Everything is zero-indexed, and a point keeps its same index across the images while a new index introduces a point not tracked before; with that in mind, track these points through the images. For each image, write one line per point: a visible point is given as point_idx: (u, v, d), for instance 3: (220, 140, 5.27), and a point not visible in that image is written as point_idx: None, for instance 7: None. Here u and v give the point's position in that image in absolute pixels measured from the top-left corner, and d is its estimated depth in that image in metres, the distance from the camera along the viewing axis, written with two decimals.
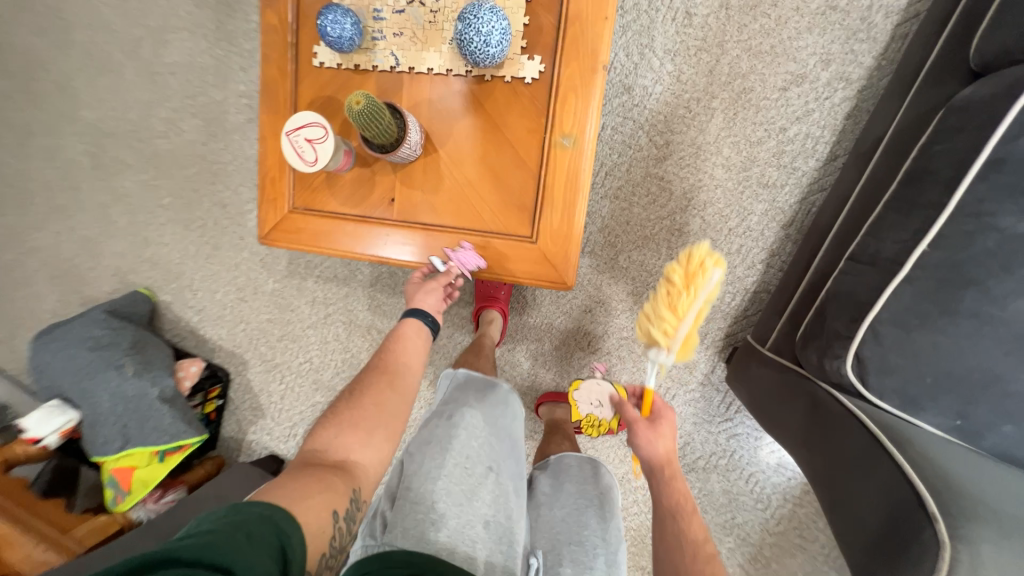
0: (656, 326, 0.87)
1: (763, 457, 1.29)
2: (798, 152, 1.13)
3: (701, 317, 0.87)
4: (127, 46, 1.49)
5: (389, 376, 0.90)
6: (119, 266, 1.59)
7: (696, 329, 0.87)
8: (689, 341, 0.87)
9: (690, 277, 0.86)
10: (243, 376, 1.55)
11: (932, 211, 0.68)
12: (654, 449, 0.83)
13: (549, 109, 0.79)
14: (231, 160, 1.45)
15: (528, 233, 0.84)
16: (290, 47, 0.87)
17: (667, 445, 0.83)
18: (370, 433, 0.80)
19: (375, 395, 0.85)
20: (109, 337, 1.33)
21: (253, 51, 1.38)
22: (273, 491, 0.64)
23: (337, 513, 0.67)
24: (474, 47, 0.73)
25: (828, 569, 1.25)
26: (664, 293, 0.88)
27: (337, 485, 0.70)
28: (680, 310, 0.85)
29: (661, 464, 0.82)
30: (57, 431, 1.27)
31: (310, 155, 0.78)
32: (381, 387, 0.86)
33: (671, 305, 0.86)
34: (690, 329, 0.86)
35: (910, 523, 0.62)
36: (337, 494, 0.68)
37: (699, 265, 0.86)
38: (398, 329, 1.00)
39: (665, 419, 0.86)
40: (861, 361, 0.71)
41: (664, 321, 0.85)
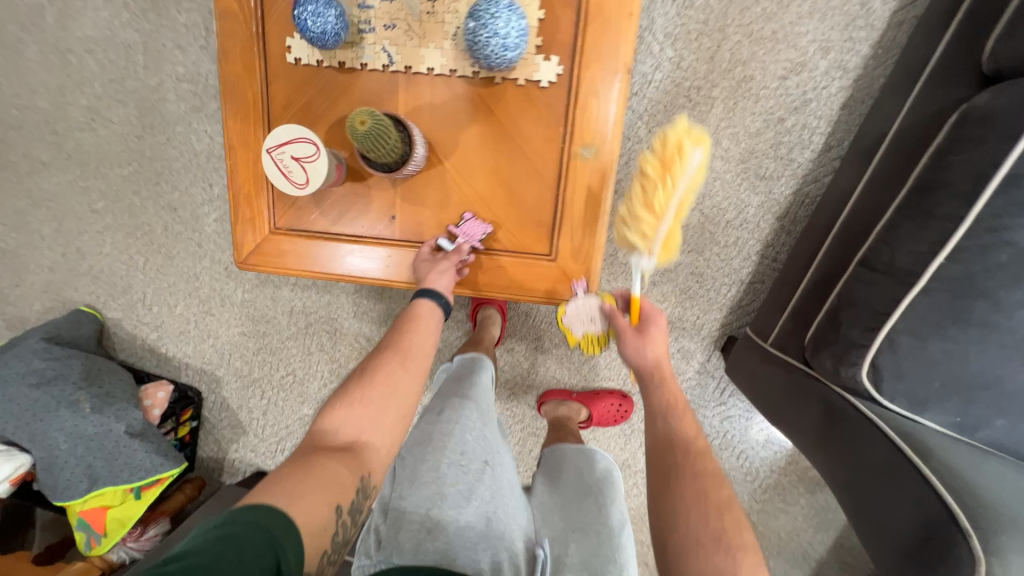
0: (631, 228, 0.77)
1: (753, 436, 1.35)
2: (795, 143, 1.12)
3: (683, 209, 0.75)
4: (24, 17, 1.22)
5: (403, 352, 0.73)
6: (51, 281, 1.38)
7: (678, 224, 0.76)
8: (670, 240, 0.77)
9: (666, 164, 0.72)
10: (218, 394, 1.42)
11: (950, 224, 0.69)
12: (641, 354, 0.77)
13: (568, 116, 0.73)
14: (176, 156, 1.25)
15: (545, 250, 0.79)
16: (256, 39, 0.73)
17: (656, 349, 0.77)
18: (381, 413, 0.67)
19: (381, 369, 0.70)
20: (54, 370, 1.17)
21: (190, 26, 1.16)
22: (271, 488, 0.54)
23: (340, 508, 0.56)
24: (489, 51, 0.63)
25: (807, 528, 1.37)
26: (637, 188, 0.75)
27: (343, 476, 0.59)
28: (660, 208, 0.73)
29: (650, 369, 0.76)
30: (6, 479, 1.12)
31: (299, 176, 0.68)
32: (389, 359, 0.72)
33: (645, 204, 0.74)
34: (670, 225, 0.75)
35: (944, 533, 0.60)
36: (341, 487, 0.58)
37: (677, 150, 0.72)
38: (408, 310, 0.78)
39: (655, 323, 0.79)
40: (876, 369, 0.73)
41: (640, 222, 0.75)
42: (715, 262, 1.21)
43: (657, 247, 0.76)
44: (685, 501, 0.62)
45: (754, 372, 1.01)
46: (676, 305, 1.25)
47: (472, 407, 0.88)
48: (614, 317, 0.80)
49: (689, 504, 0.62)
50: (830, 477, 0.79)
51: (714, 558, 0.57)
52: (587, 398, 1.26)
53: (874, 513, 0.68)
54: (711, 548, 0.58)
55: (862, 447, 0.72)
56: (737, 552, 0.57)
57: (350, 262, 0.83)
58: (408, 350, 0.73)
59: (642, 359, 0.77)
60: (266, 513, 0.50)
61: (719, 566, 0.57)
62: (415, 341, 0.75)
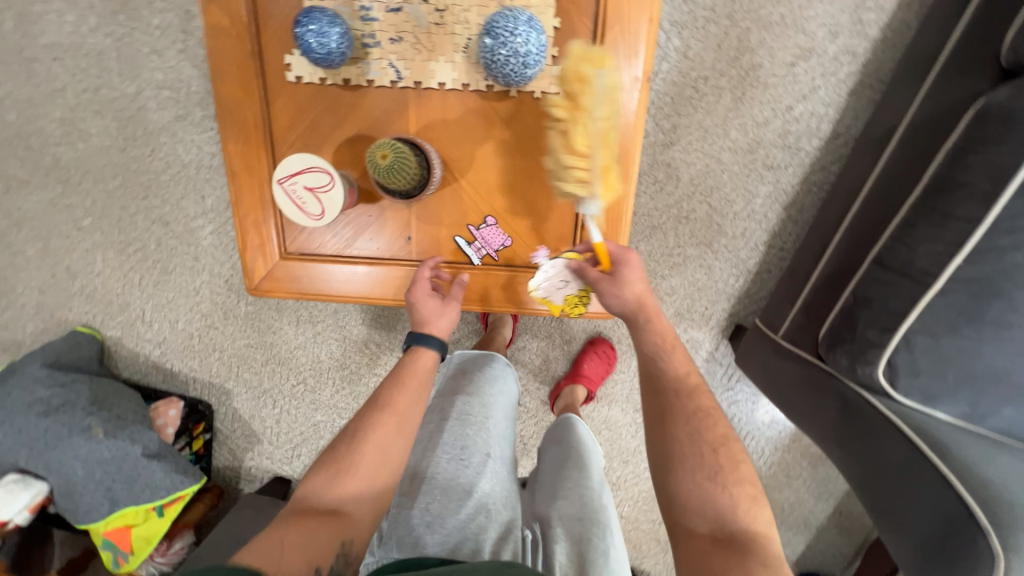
0: (565, 175, 0.69)
1: (758, 417, 1.28)
2: (804, 132, 1.11)
3: (610, 136, 0.68)
4: None
5: (400, 412, 0.70)
6: (43, 302, 1.33)
7: (609, 156, 0.69)
8: (608, 175, 0.70)
9: (574, 98, 0.66)
10: (228, 406, 1.38)
11: (968, 225, 0.70)
12: (622, 297, 0.73)
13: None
14: (163, 168, 1.22)
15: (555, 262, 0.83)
16: (254, 58, 0.76)
17: (637, 289, 0.74)
18: (368, 477, 0.65)
19: (375, 431, 0.68)
20: (60, 397, 1.15)
21: (166, 28, 1.13)
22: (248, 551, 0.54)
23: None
24: (509, 69, 0.69)
25: (821, 518, 1.32)
26: (557, 134, 0.69)
27: (322, 541, 0.58)
28: (584, 146, 0.67)
29: (634, 310, 0.74)
30: (25, 508, 1.10)
31: (314, 208, 0.73)
32: (382, 416, 0.69)
33: (569, 146, 0.67)
34: (601, 159, 0.68)
35: (965, 531, 0.64)
36: (318, 553, 0.57)
37: (577, 78, 0.65)
38: (405, 359, 0.77)
39: (627, 263, 0.75)
40: (892, 367, 0.75)
41: (572, 166, 0.68)
42: (723, 254, 1.19)
43: (598, 185, 0.68)
44: (681, 442, 0.65)
45: (768, 365, 1.01)
46: (685, 297, 1.22)
47: (473, 402, 0.81)
48: (585, 270, 0.76)
49: (685, 446, 0.65)
50: (845, 469, 0.83)
51: (711, 495, 0.61)
52: (570, 379, 1.21)
53: (893, 515, 0.73)
54: (706, 485, 0.62)
55: (883, 444, 0.76)
56: (733, 488, 0.62)
57: (369, 283, 0.86)
58: (404, 408, 0.70)
59: (624, 302, 0.74)
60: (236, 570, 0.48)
61: (718, 501, 0.61)
62: (404, 397, 0.71)
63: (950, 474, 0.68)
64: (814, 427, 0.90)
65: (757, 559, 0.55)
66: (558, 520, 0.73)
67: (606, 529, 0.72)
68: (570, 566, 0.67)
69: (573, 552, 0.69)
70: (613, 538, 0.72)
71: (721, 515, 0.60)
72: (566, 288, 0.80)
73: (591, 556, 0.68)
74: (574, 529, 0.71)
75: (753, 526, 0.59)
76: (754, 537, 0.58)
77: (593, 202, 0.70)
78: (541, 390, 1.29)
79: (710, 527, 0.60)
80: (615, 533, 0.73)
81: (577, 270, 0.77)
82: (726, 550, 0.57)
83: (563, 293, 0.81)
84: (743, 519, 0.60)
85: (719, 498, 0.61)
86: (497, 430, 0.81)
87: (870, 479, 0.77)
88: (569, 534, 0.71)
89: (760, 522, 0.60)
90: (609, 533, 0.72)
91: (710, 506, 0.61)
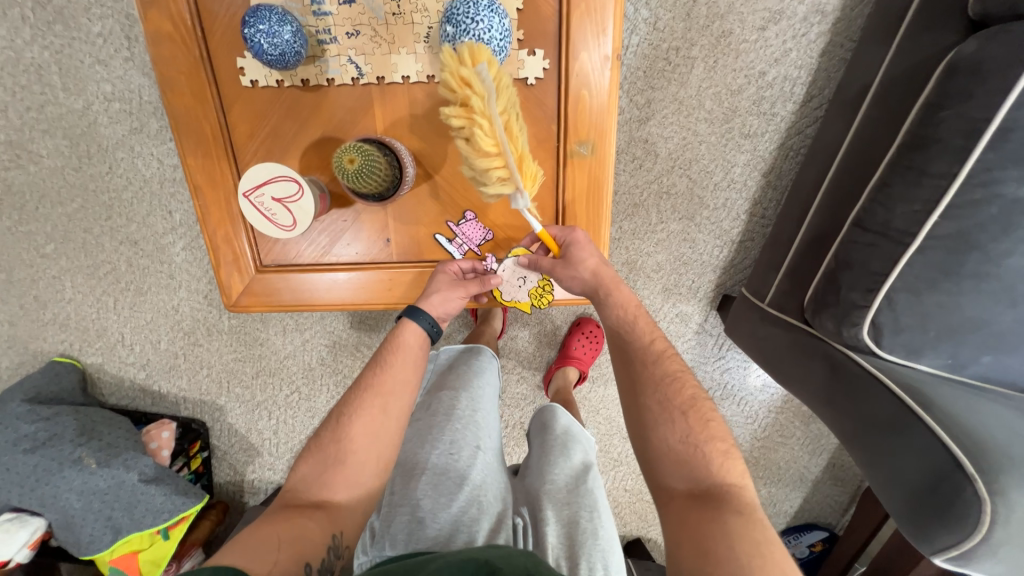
0: (486, 179, 0.67)
1: (750, 382, 1.30)
2: (777, 97, 1.10)
3: (515, 127, 0.67)
4: None
5: (383, 395, 0.70)
6: (15, 335, 1.28)
7: (520, 146, 0.67)
8: (526, 165, 0.68)
9: (466, 101, 0.64)
10: (223, 421, 1.36)
11: (944, 181, 0.70)
12: (580, 275, 0.77)
13: (559, 120, 0.77)
14: (124, 186, 1.16)
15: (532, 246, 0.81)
16: (204, 64, 0.72)
17: (591, 265, 0.76)
18: (355, 466, 0.66)
19: (359, 416, 0.68)
20: (46, 432, 1.11)
21: (106, 35, 1.06)
22: (236, 545, 0.55)
23: (309, 567, 0.57)
24: None
25: (816, 472, 1.36)
26: (463, 142, 0.66)
27: (312, 533, 0.59)
28: (492, 144, 0.65)
29: (594, 287, 0.77)
30: (25, 545, 1.08)
31: (286, 219, 0.72)
32: (365, 401, 0.69)
33: (478, 152, 0.65)
34: (514, 151, 0.67)
35: (952, 479, 0.66)
36: (310, 545, 0.58)
37: (461, 81, 0.63)
38: (393, 334, 0.76)
39: (575, 241, 0.77)
40: (877, 326, 0.76)
41: (490, 168, 0.66)
42: (706, 226, 1.19)
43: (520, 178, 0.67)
44: (652, 411, 0.67)
45: (756, 332, 1.02)
46: (671, 272, 1.22)
47: (461, 396, 0.80)
48: (537, 262, 0.78)
49: (657, 414, 0.67)
50: (836, 428, 0.85)
51: (684, 455, 0.63)
52: (560, 362, 1.22)
53: (884, 465, 0.74)
54: (681, 446, 0.64)
55: (871, 404, 0.77)
56: (706, 446, 0.64)
57: (352, 288, 0.84)
58: (391, 403, 0.70)
59: (582, 280, 0.77)
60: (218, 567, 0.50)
61: (692, 460, 0.63)
62: (388, 379, 0.71)
63: (939, 429, 0.69)
64: (805, 392, 0.91)
65: (728, 509, 0.57)
66: (548, 504, 0.73)
67: (594, 512, 0.71)
68: (561, 548, 0.68)
69: (564, 534, 0.69)
70: (602, 519, 0.71)
71: (696, 472, 0.62)
72: (527, 283, 0.83)
73: (582, 538, 0.69)
74: (564, 511, 0.72)
75: (726, 479, 0.61)
76: (728, 488, 0.60)
77: (521, 196, 0.68)
78: (536, 377, 1.29)
79: (687, 485, 0.62)
80: (604, 515, 0.72)
81: (530, 264, 0.79)
82: (700, 504, 0.58)
83: (526, 289, 0.83)
84: (716, 474, 0.61)
85: (692, 458, 0.63)
86: (487, 423, 0.80)
87: (862, 438, 0.79)
88: (559, 517, 0.71)
89: (735, 475, 0.62)
90: (598, 515, 0.71)
91: (684, 465, 0.63)
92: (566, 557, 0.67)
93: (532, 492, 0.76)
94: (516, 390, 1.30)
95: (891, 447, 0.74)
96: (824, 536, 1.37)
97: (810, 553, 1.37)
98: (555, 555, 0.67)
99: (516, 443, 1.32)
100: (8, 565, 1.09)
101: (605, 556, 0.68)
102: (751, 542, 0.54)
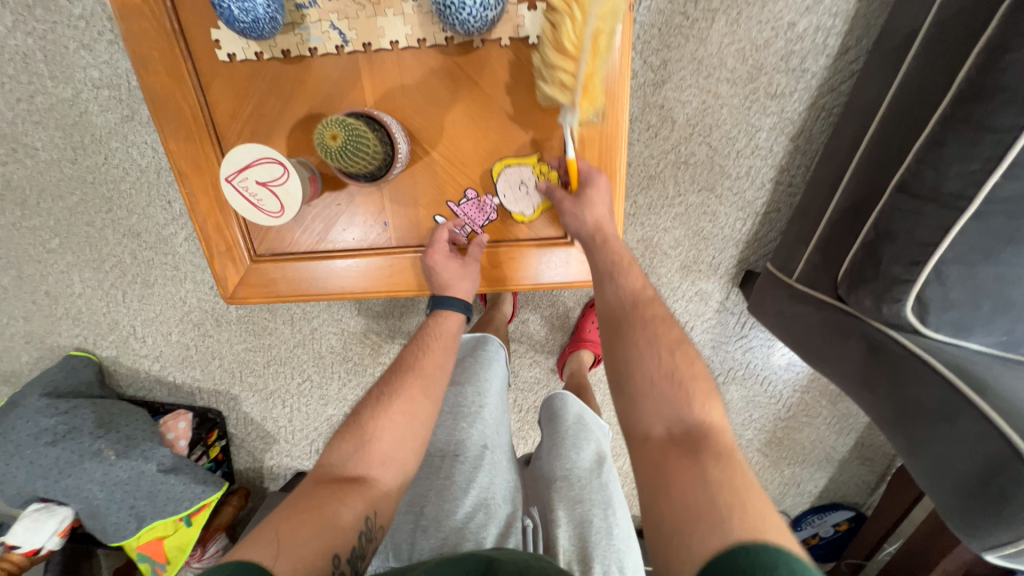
0: (550, 76, 0.67)
1: (775, 361, 1.23)
2: (808, 51, 1.00)
3: (605, 42, 0.64)
4: None
5: (424, 377, 0.70)
6: (31, 329, 1.29)
7: (599, 64, 0.65)
8: (593, 85, 0.66)
9: None
10: (238, 410, 1.36)
11: (1008, 136, 0.62)
12: (581, 219, 0.74)
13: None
14: (122, 176, 1.14)
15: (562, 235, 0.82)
16: (179, 41, 0.70)
17: (597, 212, 0.74)
18: (393, 445, 0.64)
19: (398, 396, 0.67)
20: (65, 425, 1.13)
21: (88, 17, 1.02)
22: (260, 538, 0.51)
23: (338, 559, 0.53)
24: (460, 14, 0.62)
25: (846, 454, 1.29)
26: (550, 29, 0.66)
27: (342, 519, 0.56)
28: (574, 46, 0.64)
29: (591, 234, 0.74)
30: (54, 533, 1.11)
31: (273, 206, 0.68)
32: (402, 381, 0.69)
33: (560, 45, 0.64)
34: (589, 64, 0.64)
35: (1011, 472, 0.60)
36: (339, 534, 0.54)
37: None
38: (434, 323, 0.78)
39: (595, 184, 0.74)
40: (922, 302, 0.70)
41: (560, 67, 0.65)
42: (728, 198, 1.11)
43: (580, 93, 0.66)
44: (638, 347, 0.65)
45: (783, 311, 0.95)
46: (690, 248, 1.15)
47: (466, 392, 0.77)
48: (551, 190, 0.76)
49: (642, 350, 0.64)
50: (872, 412, 0.80)
51: (666, 392, 0.60)
52: (573, 345, 1.18)
53: (930, 454, 0.69)
54: (664, 384, 0.61)
55: (915, 389, 0.71)
56: (689, 384, 0.61)
57: (351, 275, 0.82)
58: (430, 379, 0.70)
59: (581, 223, 0.75)
60: (241, 566, 0.46)
61: (673, 397, 0.60)
62: (428, 361, 0.72)
63: (994, 417, 0.63)
64: (839, 375, 0.85)
65: (708, 455, 0.53)
66: (559, 503, 0.69)
67: (607, 509, 0.68)
68: (571, 550, 0.64)
69: (575, 532, 0.66)
70: (616, 516, 0.68)
71: (678, 412, 0.58)
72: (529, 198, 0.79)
73: (594, 539, 0.65)
74: (575, 511, 0.68)
75: (706, 419, 0.58)
76: (709, 430, 0.57)
77: (572, 111, 0.68)
78: (549, 360, 1.25)
79: (666, 427, 0.58)
80: (618, 511, 0.69)
81: (543, 189, 0.77)
82: (679, 449, 0.55)
83: (533, 204, 0.79)
84: (696, 413, 0.58)
85: (675, 396, 0.60)
86: (495, 418, 0.77)
87: (904, 426, 0.73)
88: (571, 517, 0.67)
89: (715, 415, 0.59)
90: (612, 513, 0.68)
91: (665, 404, 0.59)
92: (578, 560, 0.64)
93: (543, 494, 0.72)
94: (529, 374, 1.26)
95: (939, 437, 0.68)
96: (850, 515, 1.31)
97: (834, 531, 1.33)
98: (567, 558, 0.63)
99: (530, 428, 1.29)
100: (39, 552, 1.12)
101: (620, 557, 0.64)
102: (732, 493, 0.49)
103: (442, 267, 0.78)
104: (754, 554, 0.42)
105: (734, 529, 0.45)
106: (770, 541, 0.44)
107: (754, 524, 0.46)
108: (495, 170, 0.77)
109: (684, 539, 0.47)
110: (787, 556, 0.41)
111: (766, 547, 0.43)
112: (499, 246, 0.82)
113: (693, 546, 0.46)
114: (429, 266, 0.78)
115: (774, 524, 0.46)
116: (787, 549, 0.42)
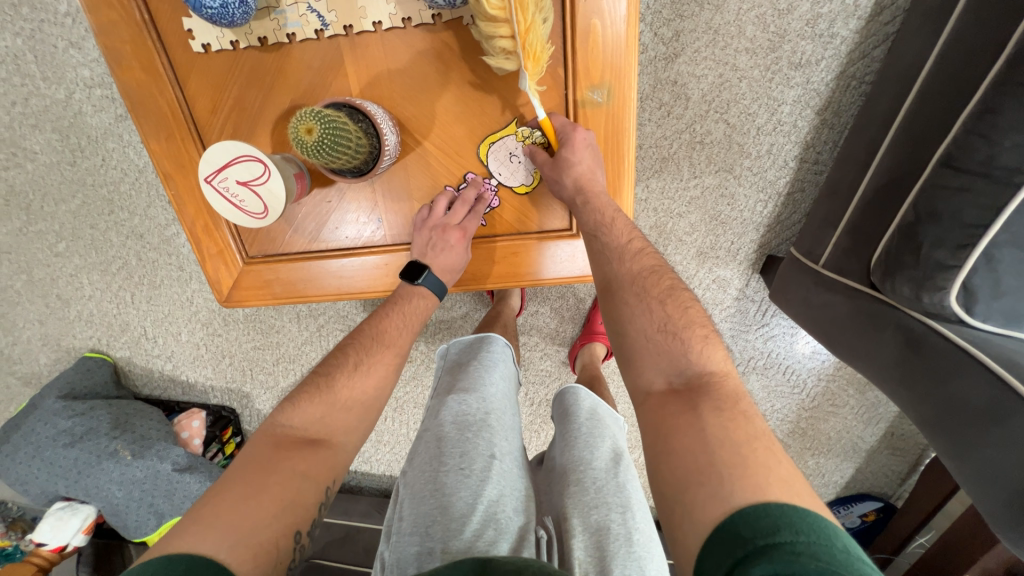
0: (490, 48, 0.64)
1: (798, 350, 1.16)
2: (836, 13, 0.91)
3: None
4: None
5: (396, 348, 0.76)
6: (45, 332, 1.30)
7: (533, 16, 0.60)
8: (534, 41, 0.62)
9: None
10: (251, 408, 1.34)
11: None
12: (561, 184, 0.71)
13: (567, 61, 0.70)
14: (120, 177, 1.14)
15: (568, 226, 0.78)
16: (154, 33, 0.70)
17: (578, 172, 0.70)
18: (359, 415, 0.70)
19: (373, 371, 0.73)
20: (83, 426, 1.14)
21: (74, 15, 1.03)
22: (211, 525, 0.51)
23: (299, 534, 0.56)
24: None
25: (876, 445, 1.21)
26: None
27: (305, 496, 0.58)
28: (500, 7, 0.60)
29: (573, 196, 0.71)
30: (79, 531, 1.13)
31: (254, 204, 0.66)
32: (378, 356, 0.74)
33: (484, 13, 0.61)
34: (521, 21, 0.60)
35: None
36: (301, 511, 0.57)
37: None
38: (422, 306, 0.78)
39: (571, 142, 0.69)
40: (968, 289, 0.63)
41: (494, 35, 0.62)
42: (747, 178, 1.03)
43: (522, 57, 0.62)
44: (629, 304, 0.64)
45: (810, 300, 0.88)
46: (706, 234, 1.08)
47: (470, 399, 0.74)
48: (534, 155, 0.73)
49: (634, 306, 0.64)
50: (910, 412, 0.74)
51: (663, 347, 0.59)
52: (585, 338, 1.14)
53: (982, 459, 0.63)
54: (658, 337, 0.60)
55: (960, 387, 0.65)
56: (684, 333, 0.60)
57: (347, 272, 0.80)
58: (400, 343, 0.76)
59: (563, 189, 0.71)
60: (196, 563, 0.47)
61: (670, 350, 0.59)
62: (405, 337, 0.77)
63: None
64: (871, 372, 0.79)
65: (708, 407, 0.52)
66: (574, 511, 0.65)
67: (626, 514, 0.65)
68: (588, 563, 0.60)
69: (592, 547, 0.61)
70: (635, 519, 0.65)
71: (676, 363, 0.58)
72: (522, 168, 0.75)
73: (612, 547, 0.61)
74: (591, 518, 0.64)
75: (706, 366, 0.57)
76: (709, 377, 0.56)
77: (523, 77, 0.65)
78: (560, 353, 1.21)
79: (666, 380, 0.57)
80: (638, 515, 0.66)
81: (529, 155, 0.74)
82: (679, 401, 0.54)
83: (528, 172, 0.75)
84: (696, 361, 0.57)
85: (671, 348, 0.59)
86: (502, 423, 0.74)
87: (951, 428, 0.67)
88: (586, 525, 0.63)
89: (716, 360, 0.58)
90: (631, 516, 0.65)
91: (663, 358, 0.59)
92: (596, 572, 0.59)
93: (557, 506, 0.68)
94: (540, 367, 1.22)
95: (994, 440, 0.61)
96: (877, 505, 1.23)
97: (861, 523, 1.23)
98: (584, 569, 0.59)
99: (543, 422, 1.26)
100: (65, 550, 1.14)
101: (640, 565, 0.60)
102: (732, 448, 0.48)
103: (447, 249, 0.74)
104: (755, 519, 0.41)
105: (736, 493, 0.44)
106: (772, 497, 0.43)
107: (757, 482, 0.44)
108: (482, 154, 0.75)
109: (686, 507, 0.46)
110: (789, 513, 0.40)
111: (767, 509, 0.41)
112: (495, 238, 0.79)
113: (695, 512, 0.45)
114: (431, 243, 0.74)
115: (780, 479, 0.45)
116: (790, 506, 0.41)
